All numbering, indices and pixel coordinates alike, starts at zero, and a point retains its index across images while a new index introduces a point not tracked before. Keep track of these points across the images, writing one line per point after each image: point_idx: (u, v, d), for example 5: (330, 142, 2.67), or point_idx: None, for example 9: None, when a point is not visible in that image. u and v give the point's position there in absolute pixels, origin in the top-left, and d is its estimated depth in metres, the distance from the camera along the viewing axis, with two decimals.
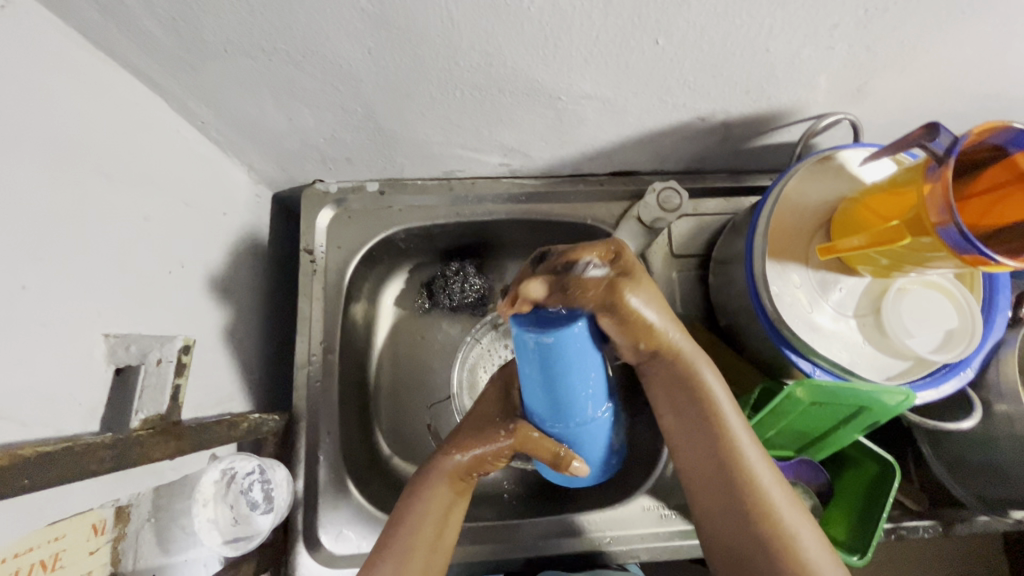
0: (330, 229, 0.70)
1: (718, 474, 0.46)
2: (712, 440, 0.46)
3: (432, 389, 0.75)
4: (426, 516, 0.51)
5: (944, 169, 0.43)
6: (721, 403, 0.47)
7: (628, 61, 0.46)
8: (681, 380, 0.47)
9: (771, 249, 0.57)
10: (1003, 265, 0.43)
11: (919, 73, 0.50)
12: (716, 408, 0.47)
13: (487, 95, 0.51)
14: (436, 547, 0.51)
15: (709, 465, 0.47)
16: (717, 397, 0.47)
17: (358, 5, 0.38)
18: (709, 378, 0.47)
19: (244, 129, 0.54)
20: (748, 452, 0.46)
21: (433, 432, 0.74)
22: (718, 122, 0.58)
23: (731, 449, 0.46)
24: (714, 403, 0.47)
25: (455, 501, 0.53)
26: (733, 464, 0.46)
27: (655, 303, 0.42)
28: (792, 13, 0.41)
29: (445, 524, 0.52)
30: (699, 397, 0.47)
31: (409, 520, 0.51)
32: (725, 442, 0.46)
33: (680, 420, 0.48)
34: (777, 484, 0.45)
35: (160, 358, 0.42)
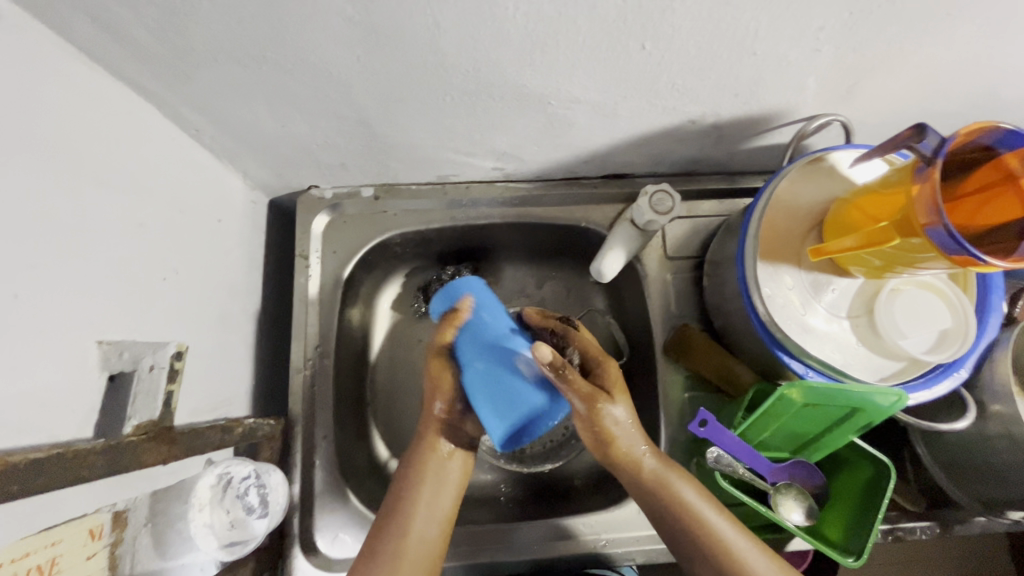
0: (325, 234, 0.70)
1: (689, 539, 0.52)
2: (680, 517, 0.52)
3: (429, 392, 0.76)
4: (423, 481, 0.55)
5: (932, 170, 0.43)
6: (692, 496, 0.53)
7: (616, 65, 0.46)
8: (656, 483, 0.53)
9: (762, 250, 0.57)
10: (991, 265, 0.43)
11: (908, 74, 0.51)
12: (687, 500, 0.52)
13: (478, 100, 0.51)
14: (433, 507, 0.54)
15: (684, 539, 0.52)
16: (688, 491, 0.53)
17: (346, 14, 0.39)
18: (679, 483, 0.53)
19: (238, 136, 0.55)
20: (710, 518, 0.52)
21: None
22: (709, 124, 0.58)
23: (700, 523, 0.52)
24: (682, 497, 0.53)
25: (443, 483, 0.55)
26: (704, 531, 0.51)
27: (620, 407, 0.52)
28: (777, 16, 0.42)
29: (440, 492, 0.55)
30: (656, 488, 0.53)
31: (408, 494, 0.54)
32: (694, 516, 0.52)
33: (659, 522, 0.54)
34: (735, 529, 0.52)
35: (153, 364, 0.43)
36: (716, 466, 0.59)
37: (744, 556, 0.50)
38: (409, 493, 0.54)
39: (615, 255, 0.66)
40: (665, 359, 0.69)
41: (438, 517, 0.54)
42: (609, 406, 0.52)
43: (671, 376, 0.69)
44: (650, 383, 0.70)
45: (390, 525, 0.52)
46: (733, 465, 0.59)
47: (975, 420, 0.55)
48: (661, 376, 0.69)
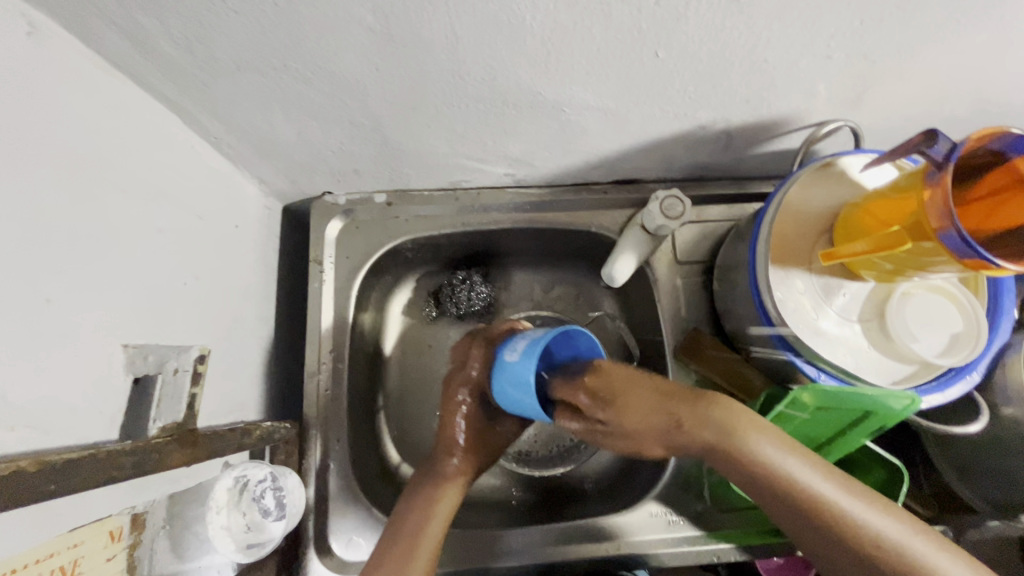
0: (339, 240, 0.71)
1: (795, 509, 0.44)
2: (774, 484, 0.44)
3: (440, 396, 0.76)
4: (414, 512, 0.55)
5: (943, 174, 0.44)
6: (776, 454, 0.45)
7: (629, 73, 0.47)
8: (726, 446, 0.45)
9: (773, 254, 0.58)
10: (1003, 269, 0.44)
11: (918, 80, 0.51)
12: (769, 459, 0.44)
13: (492, 107, 0.52)
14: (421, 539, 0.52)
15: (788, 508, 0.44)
16: (767, 447, 0.45)
17: (367, 24, 0.40)
18: (759, 440, 0.45)
19: (256, 143, 0.56)
20: (813, 483, 0.44)
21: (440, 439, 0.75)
22: (719, 130, 0.59)
23: (801, 489, 0.44)
24: (767, 457, 0.44)
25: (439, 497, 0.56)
26: (806, 496, 0.44)
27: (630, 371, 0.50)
28: (788, 24, 0.42)
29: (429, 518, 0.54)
30: (739, 461, 0.45)
31: (407, 514, 0.54)
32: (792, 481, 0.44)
33: (751, 487, 0.45)
34: (843, 486, 0.44)
35: (177, 366, 0.45)
36: None
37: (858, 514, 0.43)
38: (415, 517, 0.54)
39: (627, 260, 0.67)
40: (675, 362, 0.69)
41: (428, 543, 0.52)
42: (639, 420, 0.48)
43: (682, 381, 0.69)
44: None
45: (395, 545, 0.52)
46: None
47: (988, 423, 0.55)
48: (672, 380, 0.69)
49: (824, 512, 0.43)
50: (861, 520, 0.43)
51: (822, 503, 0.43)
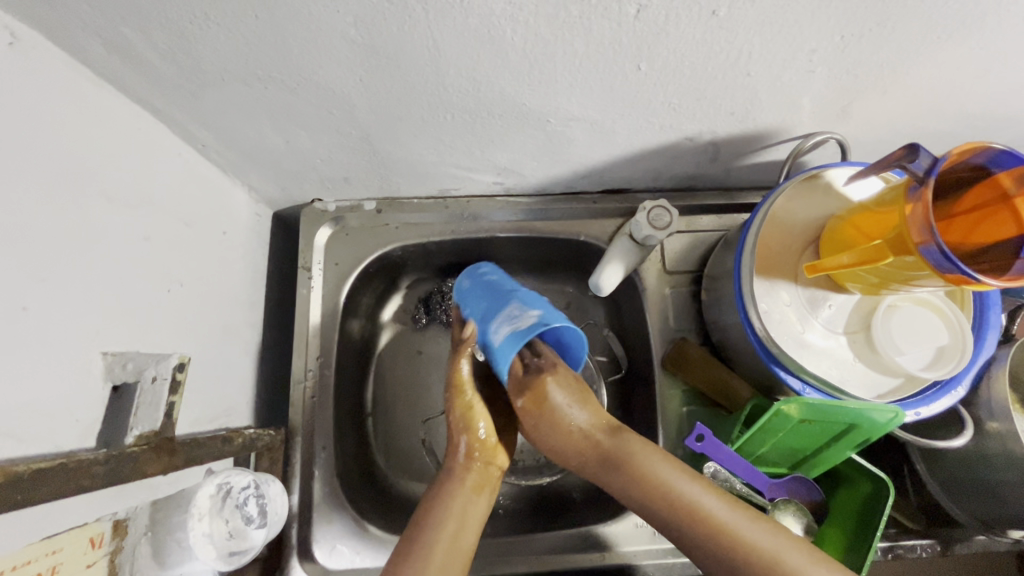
0: (328, 247, 0.71)
1: (690, 529, 0.48)
2: (667, 502, 0.48)
3: (428, 403, 0.76)
4: (450, 517, 0.51)
5: (925, 189, 0.44)
6: (664, 473, 0.49)
7: (613, 85, 0.47)
8: (623, 463, 0.50)
9: (759, 266, 0.58)
10: (984, 283, 0.44)
11: (902, 94, 0.51)
12: (672, 483, 0.49)
13: (478, 118, 0.52)
14: (456, 542, 0.50)
15: (676, 525, 0.48)
16: (658, 467, 0.49)
17: (349, 36, 0.40)
18: (647, 454, 0.50)
19: (244, 150, 0.56)
20: (692, 494, 0.48)
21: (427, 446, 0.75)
22: (706, 141, 0.59)
23: (694, 508, 0.48)
24: (650, 470, 0.49)
25: (472, 499, 0.53)
26: (697, 512, 0.48)
27: (559, 392, 0.51)
28: (769, 39, 0.42)
29: (462, 526, 0.51)
30: (627, 471, 0.50)
31: (433, 503, 0.52)
32: (687, 502, 0.48)
33: (646, 507, 0.50)
34: (719, 499, 0.48)
35: (155, 375, 0.44)
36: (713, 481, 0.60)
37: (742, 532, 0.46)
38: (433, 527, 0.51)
39: (614, 269, 0.67)
40: (662, 372, 0.69)
41: (460, 547, 0.50)
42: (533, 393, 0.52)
43: (670, 391, 0.69)
44: (649, 396, 0.70)
45: (414, 544, 0.50)
46: (728, 480, 0.60)
47: (973, 437, 0.55)
48: (659, 390, 0.69)
49: (704, 522, 0.47)
50: (738, 531, 0.46)
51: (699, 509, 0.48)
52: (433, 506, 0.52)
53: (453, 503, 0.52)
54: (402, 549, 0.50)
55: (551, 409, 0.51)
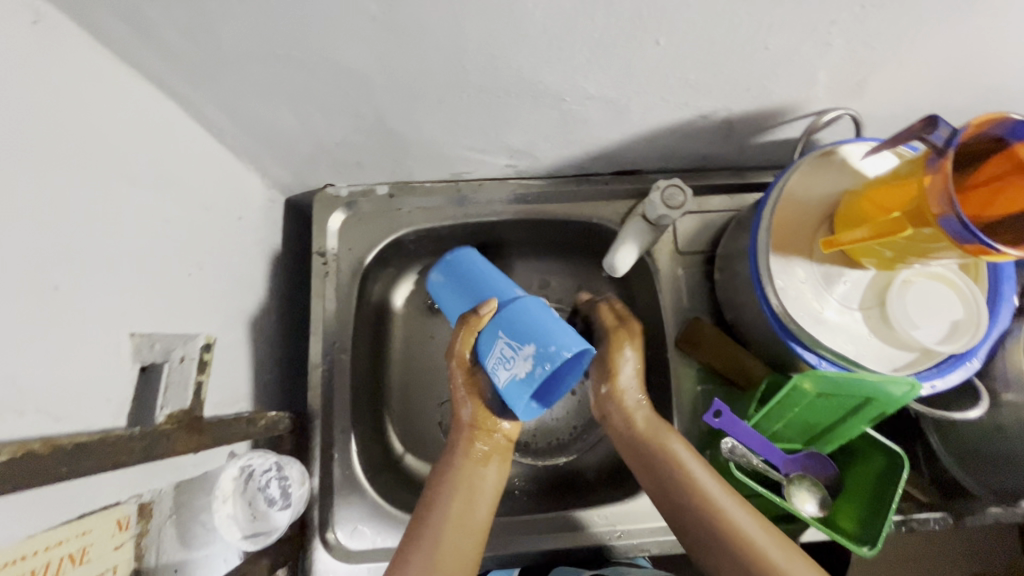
0: (340, 232, 0.70)
1: (707, 527, 0.52)
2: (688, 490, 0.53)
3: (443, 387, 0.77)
4: (457, 494, 0.54)
5: (944, 160, 0.44)
6: (703, 477, 0.54)
7: (630, 61, 0.47)
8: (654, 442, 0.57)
9: (774, 242, 0.58)
10: (1004, 253, 0.44)
11: (916, 68, 0.52)
12: (699, 480, 0.54)
13: (493, 97, 0.52)
14: (467, 516, 0.53)
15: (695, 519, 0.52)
16: (699, 471, 0.54)
17: (369, 14, 0.40)
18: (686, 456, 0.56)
19: (259, 133, 0.56)
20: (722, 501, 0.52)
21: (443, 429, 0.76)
22: (721, 118, 0.59)
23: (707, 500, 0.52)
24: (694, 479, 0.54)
25: (471, 504, 0.54)
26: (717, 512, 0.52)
27: (631, 373, 0.60)
28: (789, 11, 0.42)
29: (473, 500, 0.55)
30: (681, 482, 0.54)
31: (430, 485, 0.56)
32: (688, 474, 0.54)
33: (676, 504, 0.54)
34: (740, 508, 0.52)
35: (184, 355, 0.46)
36: (730, 457, 0.60)
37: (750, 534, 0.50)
38: (434, 517, 0.53)
39: (629, 250, 0.67)
40: (677, 352, 0.69)
41: (472, 527, 0.53)
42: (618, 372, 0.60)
43: (683, 370, 0.69)
44: (663, 377, 0.71)
45: (430, 514, 0.53)
46: (746, 456, 0.60)
47: (988, 410, 0.55)
48: (674, 369, 0.69)
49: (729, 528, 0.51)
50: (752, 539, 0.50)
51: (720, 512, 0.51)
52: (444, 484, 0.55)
53: (460, 501, 0.54)
54: (418, 516, 0.54)
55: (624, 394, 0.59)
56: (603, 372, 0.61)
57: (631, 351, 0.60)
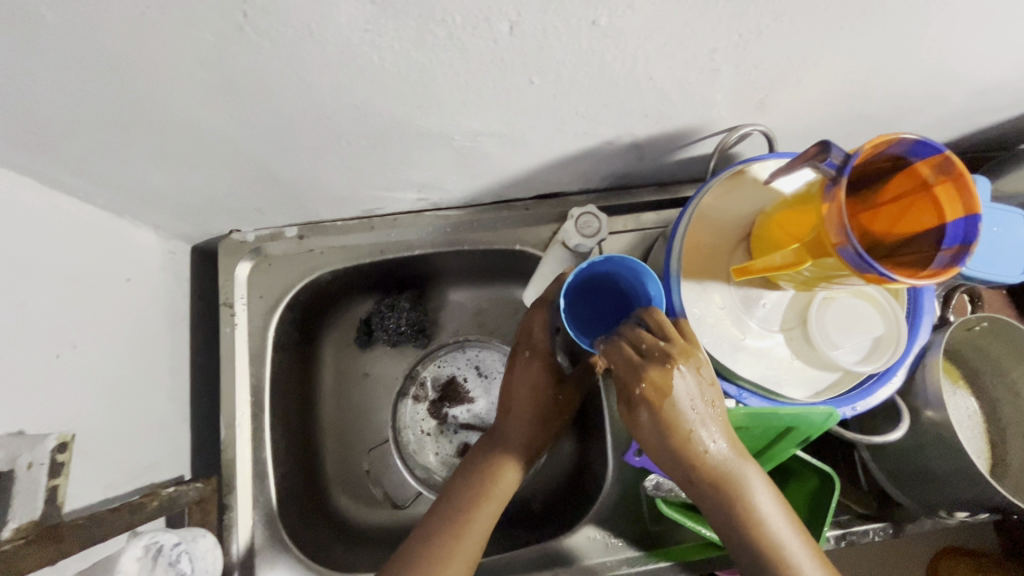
0: (249, 279, 0.67)
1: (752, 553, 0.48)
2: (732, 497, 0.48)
3: (377, 428, 0.76)
4: (467, 508, 0.56)
5: (839, 188, 0.42)
6: (754, 491, 0.49)
7: (510, 100, 0.44)
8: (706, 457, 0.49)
9: (689, 269, 0.56)
10: (905, 282, 0.42)
11: (816, 84, 0.49)
12: (756, 504, 0.48)
13: (375, 141, 0.49)
14: (462, 534, 0.54)
15: (727, 520, 0.49)
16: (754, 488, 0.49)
17: (199, 77, 0.36)
18: (748, 474, 0.49)
19: (132, 192, 0.52)
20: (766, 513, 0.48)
21: (370, 477, 0.74)
22: (627, 142, 0.56)
23: (750, 511, 0.48)
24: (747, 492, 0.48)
25: (473, 518, 0.56)
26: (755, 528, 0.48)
27: (683, 396, 0.47)
28: (662, 43, 0.39)
29: (469, 522, 0.55)
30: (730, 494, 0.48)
31: (455, 495, 0.58)
32: (733, 484, 0.48)
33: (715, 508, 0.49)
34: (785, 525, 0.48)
35: (31, 462, 0.42)
36: (656, 492, 0.61)
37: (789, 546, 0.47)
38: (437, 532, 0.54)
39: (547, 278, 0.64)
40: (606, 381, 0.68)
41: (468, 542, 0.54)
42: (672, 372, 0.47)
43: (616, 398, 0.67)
44: (597, 404, 0.69)
45: (431, 530, 0.55)
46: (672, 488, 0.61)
47: (910, 427, 0.54)
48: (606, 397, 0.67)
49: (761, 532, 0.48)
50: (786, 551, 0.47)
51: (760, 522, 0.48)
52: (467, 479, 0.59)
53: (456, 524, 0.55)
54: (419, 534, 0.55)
55: (674, 417, 0.48)
56: (645, 390, 0.48)
57: (684, 374, 0.47)
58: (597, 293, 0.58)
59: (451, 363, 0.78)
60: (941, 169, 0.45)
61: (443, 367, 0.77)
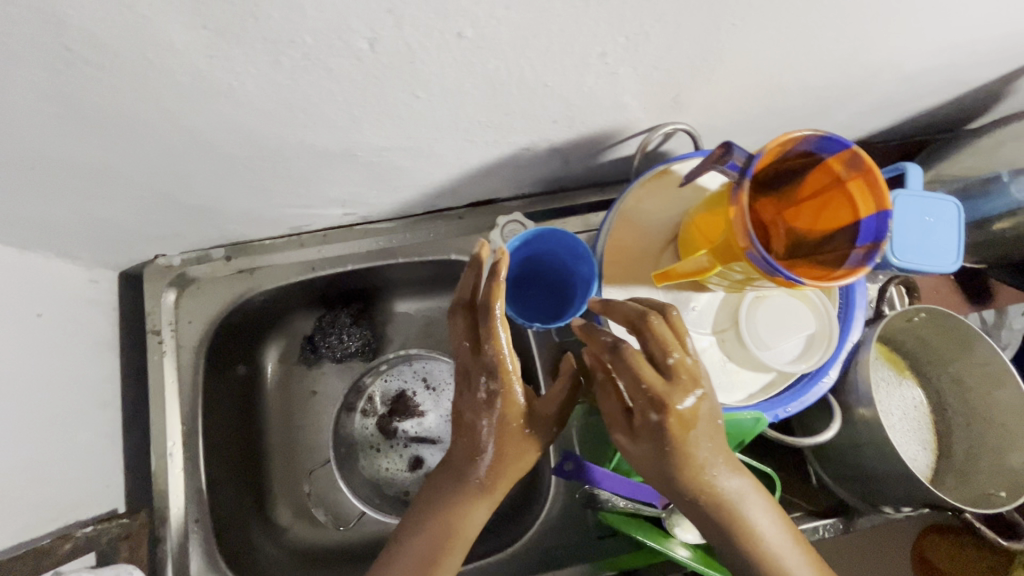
0: (178, 304, 0.65)
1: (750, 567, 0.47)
2: (735, 516, 0.46)
3: (313, 451, 0.73)
4: (432, 541, 0.50)
5: (742, 190, 0.41)
6: (755, 509, 0.47)
7: (400, 116, 0.42)
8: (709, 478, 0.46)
9: (614, 276, 0.55)
10: (813, 284, 0.41)
11: (729, 80, 0.48)
12: (758, 523, 0.47)
13: (272, 162, 0.47)
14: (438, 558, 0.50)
15: (728, 537, 0.47)
16: (755, 506, 0.47)
17: (50, 114, 0.35)
18: (748, 493, 0.47)
19: (31, 228, 0.50)
20: (769, 529, 0.47)
21: (312, 499, 0.71)
22: (547, 148, 0.55)
23: (751, 529, 0.47)
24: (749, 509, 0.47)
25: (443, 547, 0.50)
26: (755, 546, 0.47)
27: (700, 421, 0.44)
28: (544, 50, 0.37)
29: (443, 547, 0.50)
30: (728, 512, 0.47)
31: (421, 523, 0.51)
32: (733, 505, 0.47)
33: (713, 524, 0.47)
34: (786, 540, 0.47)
35: None
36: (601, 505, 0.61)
37: (791, 563, 0.46)
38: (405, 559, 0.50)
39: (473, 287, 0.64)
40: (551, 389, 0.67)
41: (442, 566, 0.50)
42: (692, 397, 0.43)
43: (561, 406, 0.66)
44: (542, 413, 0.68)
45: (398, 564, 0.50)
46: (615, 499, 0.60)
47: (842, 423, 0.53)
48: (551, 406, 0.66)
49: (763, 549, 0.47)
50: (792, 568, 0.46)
51: (761, 539, 0.47)
52: (437, 520, 0.51)
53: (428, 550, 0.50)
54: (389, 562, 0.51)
55: (689, 442, 0.44)
56: (656, 413, 0.43)
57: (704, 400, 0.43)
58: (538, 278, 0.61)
59: (398, 376, 0.76)
60: (850, 165, 0.44)
61: (390, 381, 0.76)
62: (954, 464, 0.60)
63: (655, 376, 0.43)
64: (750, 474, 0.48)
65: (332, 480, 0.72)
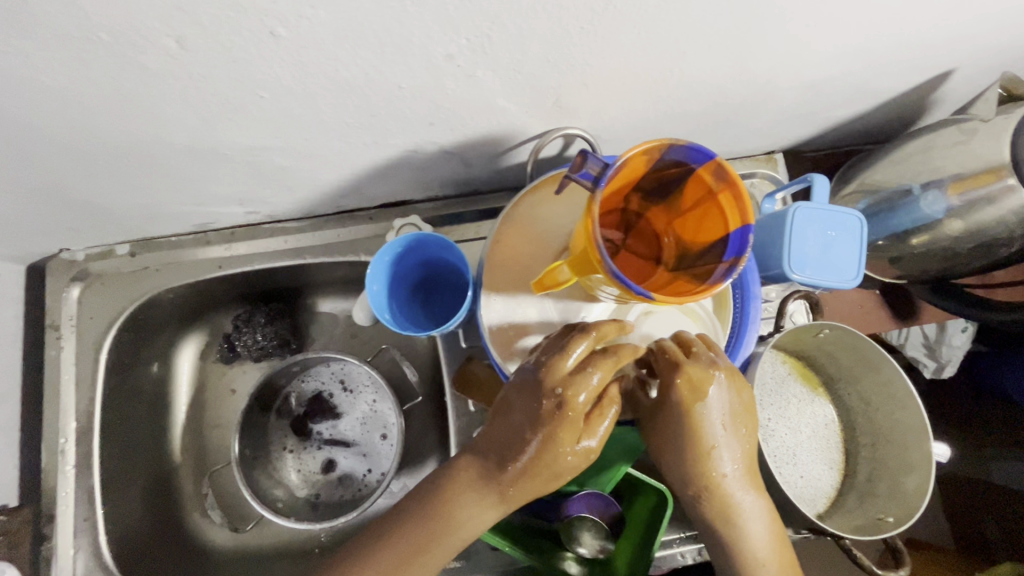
0: (81, 299, 0.65)
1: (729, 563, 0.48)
2: (724, 513, 0.47)
3: (216, 452, 0.73)
4: (438, 527, 0.46)
5: (592, 199, 0.40)
6: (749, 511, 0.47)
7: (252, 115, 0.41)
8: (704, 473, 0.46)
9: (501, 282, 0.54)
10: (665, 299, 0.40)
11: (608, 84, 0.46)
12: (748, 524, 0.47)
13: (137, 159, 0.46)
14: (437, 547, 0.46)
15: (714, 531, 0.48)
16: (748, 507, 0.47)
17: None
18: (747, 495, 0.47)
19: None
20: (754, 533, 0.47)
21: (209, 500, 0.71)
22: (437, 150, 0.53)
23: (738, 528, 0.47)
24: (743, 511, 0.47)
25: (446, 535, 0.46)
26: (741, 549, 0.47)
27: (714, 409, 0.44)
28: (379, 52, 0.36)
29: (447, 534, 0.46)
30: (716, 509, 0.47)
31: (433, 497, 0.47)
32: (728, 504, 0.47)
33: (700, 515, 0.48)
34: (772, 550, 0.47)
35: None
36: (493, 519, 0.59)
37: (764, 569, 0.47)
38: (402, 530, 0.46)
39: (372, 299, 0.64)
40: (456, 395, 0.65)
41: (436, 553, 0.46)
42: (687, 390, 0.44)
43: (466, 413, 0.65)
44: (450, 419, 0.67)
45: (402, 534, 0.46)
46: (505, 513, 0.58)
47: None
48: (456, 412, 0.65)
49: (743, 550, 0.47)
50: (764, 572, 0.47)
51: (743, 540, 0.47)
52: (434, 507, 0.46)
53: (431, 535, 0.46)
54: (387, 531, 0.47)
55: (698, 428, 0.45)
56: (678, 396, 0.44)
57: (722, 383, 0.44)
58: (441, 283, 0.61)
59: (316, 377, 0.75)
60: (718, 177, 0.42)
61: (307, 383, 0.74)
62: (856, 484, 0.59)
63: (681, 360, 0.44)
64: (760, 488, 0.48)
65: (233, 480, 0.71)
